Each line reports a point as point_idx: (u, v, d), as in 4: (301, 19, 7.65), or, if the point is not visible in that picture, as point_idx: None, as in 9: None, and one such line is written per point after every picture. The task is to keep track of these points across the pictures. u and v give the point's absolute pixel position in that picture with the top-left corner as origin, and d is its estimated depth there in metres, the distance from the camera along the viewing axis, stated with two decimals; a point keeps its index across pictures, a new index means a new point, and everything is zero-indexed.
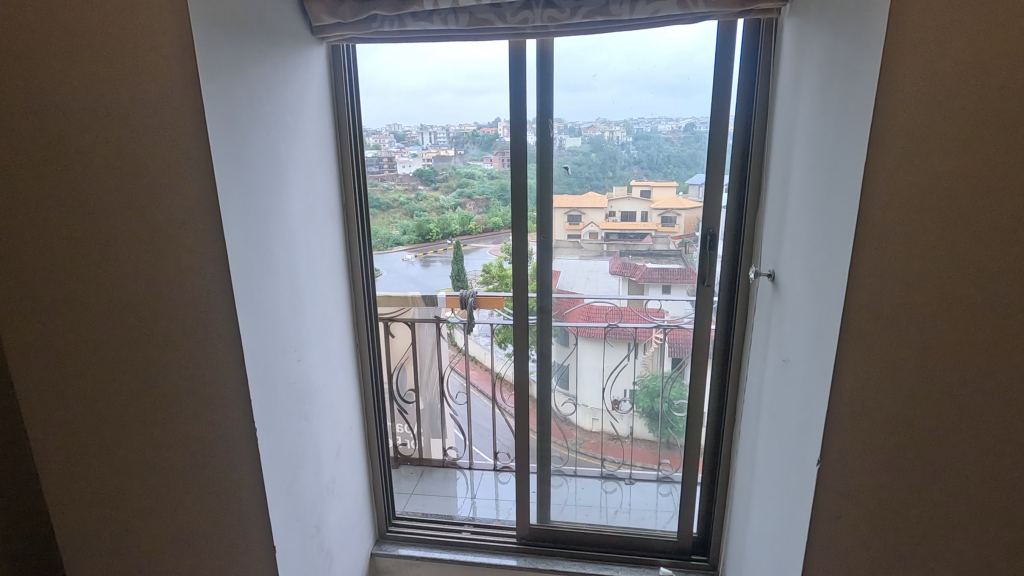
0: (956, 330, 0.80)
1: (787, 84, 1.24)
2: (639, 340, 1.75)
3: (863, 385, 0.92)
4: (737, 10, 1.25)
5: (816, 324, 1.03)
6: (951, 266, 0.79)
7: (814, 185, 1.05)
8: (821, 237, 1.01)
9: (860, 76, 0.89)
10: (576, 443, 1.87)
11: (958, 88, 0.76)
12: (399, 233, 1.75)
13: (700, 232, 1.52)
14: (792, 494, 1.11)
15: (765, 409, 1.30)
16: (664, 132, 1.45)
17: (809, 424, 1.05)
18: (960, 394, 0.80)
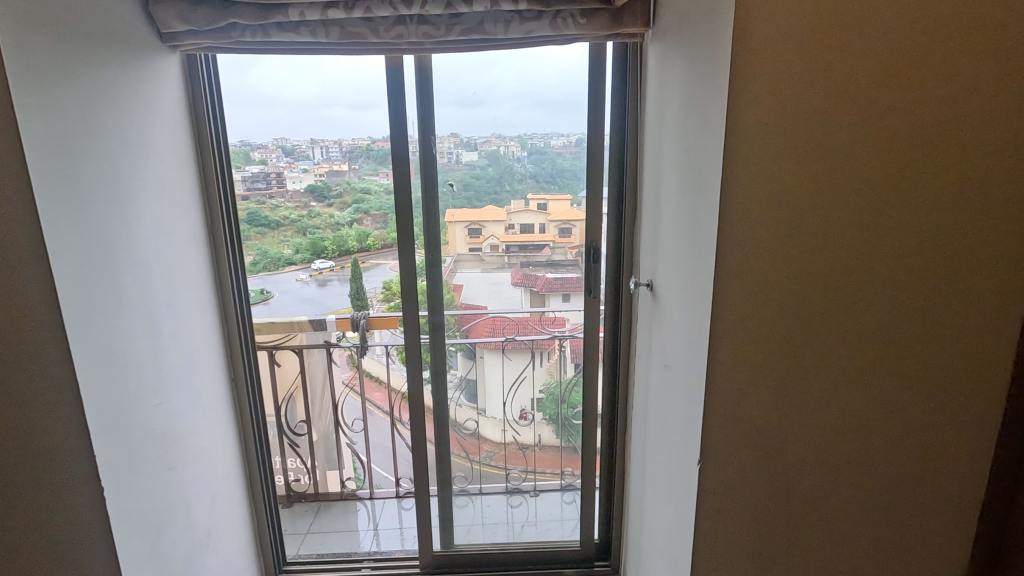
0: (839, 325, 0.87)
1: (654, 104, 1.31)
2: (544, 350, 1.78)
3: (735, 389, 0.98)
4: (605, 34, 1.31)
5: (691, 332, 1.08)
6: (794, 270, 0.89)
7: (683, 200, 1.12)
8: (690, 249, 1.07)
9: (713, 97, 0.95)
10: (490, 457, 1.90)
11: (889, 87, 0.78)
12: (291, 252, 1.63)
13: (584, 247, 1.56)
14: (680, 498, 1.15)
15: (652, 413, 1.35)
16: (556, 147, 1.50)
17: (689, 426, 1.09)
18: (817, 380, 0.90)
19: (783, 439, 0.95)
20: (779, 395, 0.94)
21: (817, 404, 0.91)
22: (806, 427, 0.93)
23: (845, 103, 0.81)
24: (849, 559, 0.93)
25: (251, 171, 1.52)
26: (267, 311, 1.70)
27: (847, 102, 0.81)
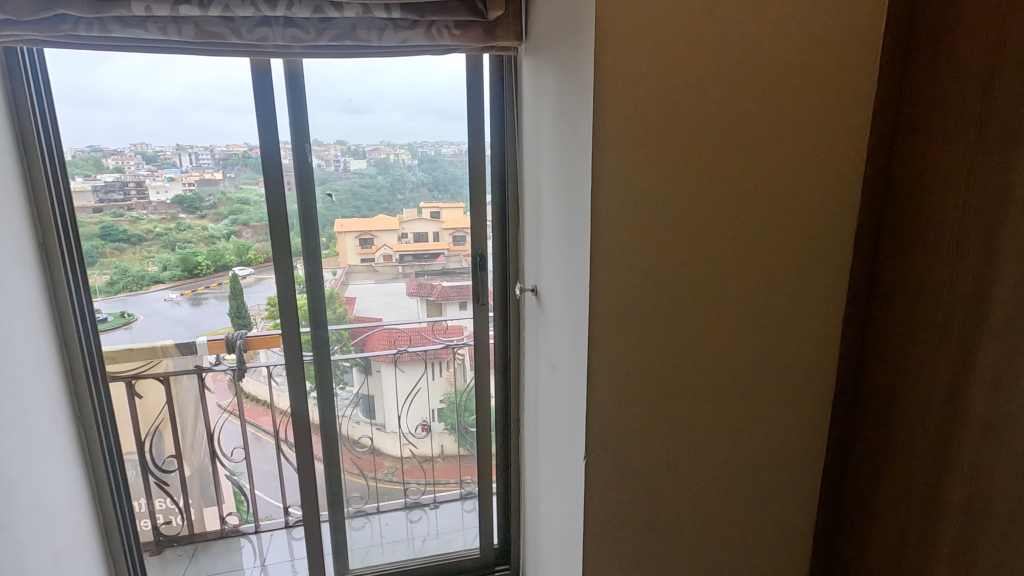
0: (678, 297, 1.03)
1: (530, 115, 1.36)
2: (446, 359, 1.71)
3: (613, 384, 1.04)
4: (480, 46, 1.33)
5: (571, 334, 1.12)
6: (644, 257, 1.00)
7: (559, 208, 1.16)
8: (567, 254, 1.12)
9: (580, 112, 0.98)
10: (391, 473, 1.81)
11: (706, 94, 0.95)
12: (158, 270, 1.47)
13: (472, 254, 1.58)
14: (569, 496, 1.19)
15: (542, 415, 1.39)
16: (447, 156, 1.50)
17: (574, 427, 1.13)
18: (666, 347, 1.05)
19: (659, 422, 1.08)
20: (663, 390, 1.07)
21: (696, 386, 1.08)
22: (675, 406, 1.08)
23: (680, 103, 0.94)
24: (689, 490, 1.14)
25: (104, 180, 1.37)
26: (129, 337, 1.53)
27: (682, 104, 0.94)
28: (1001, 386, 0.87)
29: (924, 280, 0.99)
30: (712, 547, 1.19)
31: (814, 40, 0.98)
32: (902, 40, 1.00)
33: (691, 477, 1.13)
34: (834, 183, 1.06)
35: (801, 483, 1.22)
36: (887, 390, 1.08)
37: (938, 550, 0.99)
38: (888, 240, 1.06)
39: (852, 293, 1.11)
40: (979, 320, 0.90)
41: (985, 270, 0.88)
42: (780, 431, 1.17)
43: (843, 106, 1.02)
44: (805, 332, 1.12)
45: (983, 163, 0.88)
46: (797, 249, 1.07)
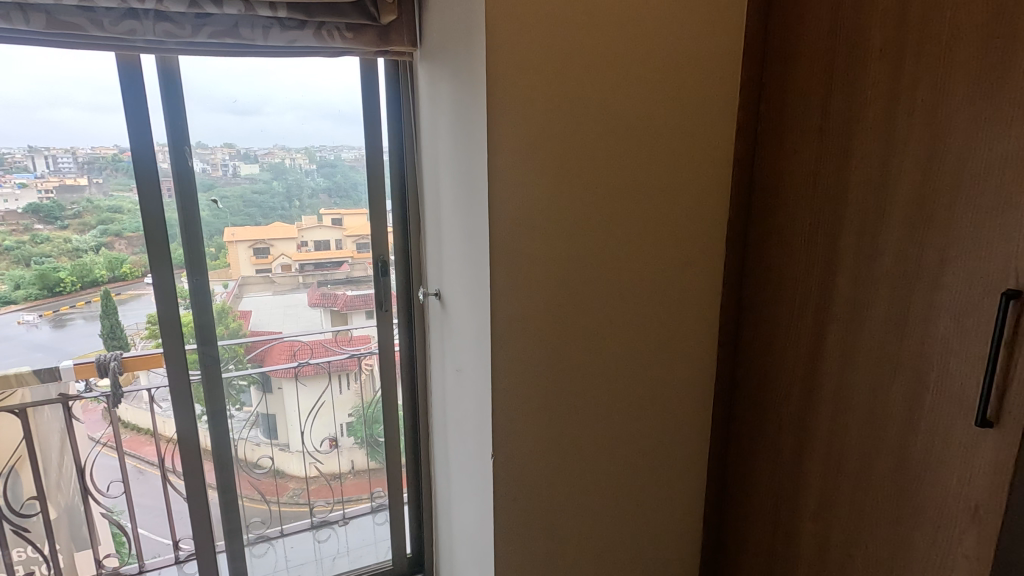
0: (573, 295, 1.09)
1: (427, 120, 1.36)
2: (355, 370, 1.64)
3: (516, 382, 1.07)
4: (373, 50, 1.32)
5: (475, 335, 1.14)
6: (540, 257, 1.04)
7: (458, 211, 1.18)
8: (468, 256, 1.14)
9: (476, 118, 1.00)
10: (297, 495, 1.71)
11: (590, 104, 1.02)
12: (9, 289, 1.30)
13: (373, 260, 1.54)
14: (479, 496, 1.21)
15: (450, 418, 1.40)
16: (348, 160, 1.46)
17: (481, 427, 1.15)
18: (564, 343, 1.10)
19: (562, 415, 1.13)
20: (563, 384, 1.12)
21: (594, 379, 1.15)
22: (576, 399, 1.14)
23: (567, 112, 1.00)
24: (590, 478, 1.20)
25: None
26: None
27: (570, 113, 1.00)
28: (846, 360, 1.01)
29: (784, 272, 1.12)
30: (615, 530, 1.26)
31: (685, 57, 1.08)
32: (756, 61, 1.13)
33: (592, 466, 1.19)
34: (707, 188, 1.17)
35: (691, 462, 1.32)
36: (758, 372, 1.21)
37: (804, 508, 1.12)
38: (753, 237, 1.19)
39: (726, 285, 1.23)
40: (826, 303, 1.04)
41: (829, 259, 1.02)
42: (672, 416, 1.26)
43: (711, 117, 1.14)
44: (687, 323, 1.23)
45: (825, 167, 1.02)
46: (678, 248, 1.17)
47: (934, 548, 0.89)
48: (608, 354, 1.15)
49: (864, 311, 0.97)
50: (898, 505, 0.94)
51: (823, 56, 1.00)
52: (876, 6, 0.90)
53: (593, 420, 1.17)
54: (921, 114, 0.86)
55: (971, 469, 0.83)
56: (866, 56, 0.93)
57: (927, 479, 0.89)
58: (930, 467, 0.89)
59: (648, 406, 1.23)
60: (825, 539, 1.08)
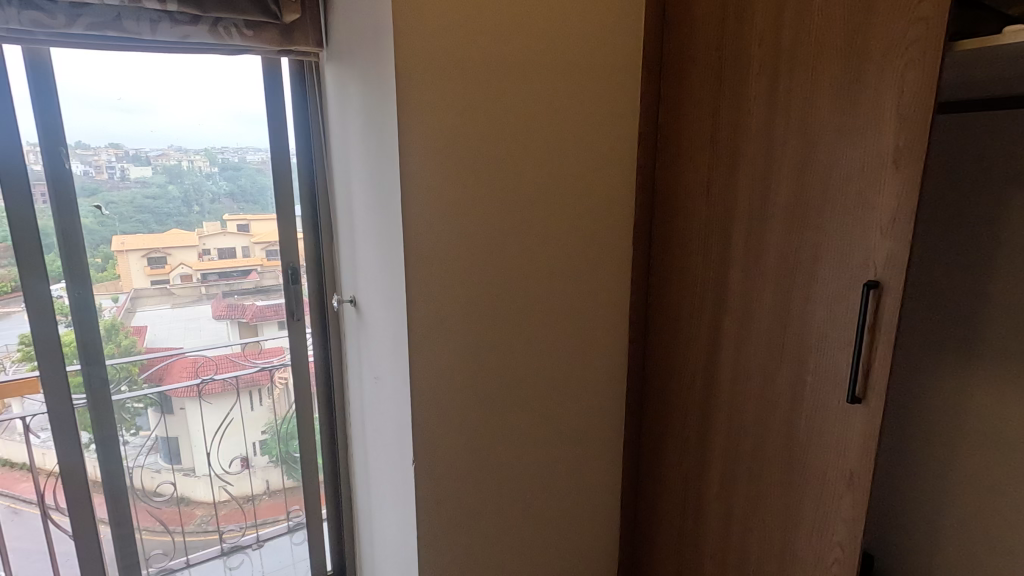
0: (489, 296, 1.10)
1: (336, 122, 1.33)
2: (269, 385, 1.55)
3: (434, 386, 1.07)
4: (276, 49, 1.27)
5: (391, 340, 1.12)
6: (455, 261, 1.05)
7: (371, 215, 1.16)
8: (382, 261, 1.12)
9: (386, 121, 1.00)
10: (204, 523, 1.59)
11: (500, 110, 1.04)
12: None
13: (283, 268, 1.47)
14: (400, 503, 1.19)
15: (369, 427, 1.37)
16: (254, 163, 1.39)
17: (401, 432, 1.13)
18: (481, 344, 1.12)
19: (482, 416, 1.15)
20: (482, 385, 1.13)
21: (513, 379, 1.17)
22: (495, 399, 1.16)
23: (476, 118, 1.02)
24: (512, 476, 1.22)
25: None
26: None
27: (479, 119, 1.02)
28: (740, 349, 1.10)
29: (685, 270, 1.20)
30: (538, 525, 1.29)
31: (589, 67, 1.13)
32: (655, 73, 1.20)
33: (513, 464, 1.21)
34: (613, 192, 1.23)
35: (608, 453, 1.38)
36: (664, 364, 1.29)
37: (708, 487, 1.21)
38: (656, 238, 1.27)
39: (634, 283, 1.30)
40: (722, 297, 1.12)
41: (722, 256, 1.11)
42: (589, 410, 1.31)
43: (616, 125, 1.20)
44: (600, 321, 1.28)
45: (717, 171, 1.10)
46: (588, 249, 1.22)
47: (818, 514, 0.99)
48: (525, 353, 1.18)
49: (753, 304, 1.06)
50: (786, 478, 1.04)
51: (711, 72, 1.09)
52: (754, 27, 1.00)
53: (512, 419, 1.19)
54: (793, 127, 0.96)
55: (845, 442, 0.93)
56: (748, 71, 1.02)
57: (810, 453, 0.99)
58: (813, 442, 0.99)
59: (565, 402, 1.27)
60: (728, 514, 1.17)
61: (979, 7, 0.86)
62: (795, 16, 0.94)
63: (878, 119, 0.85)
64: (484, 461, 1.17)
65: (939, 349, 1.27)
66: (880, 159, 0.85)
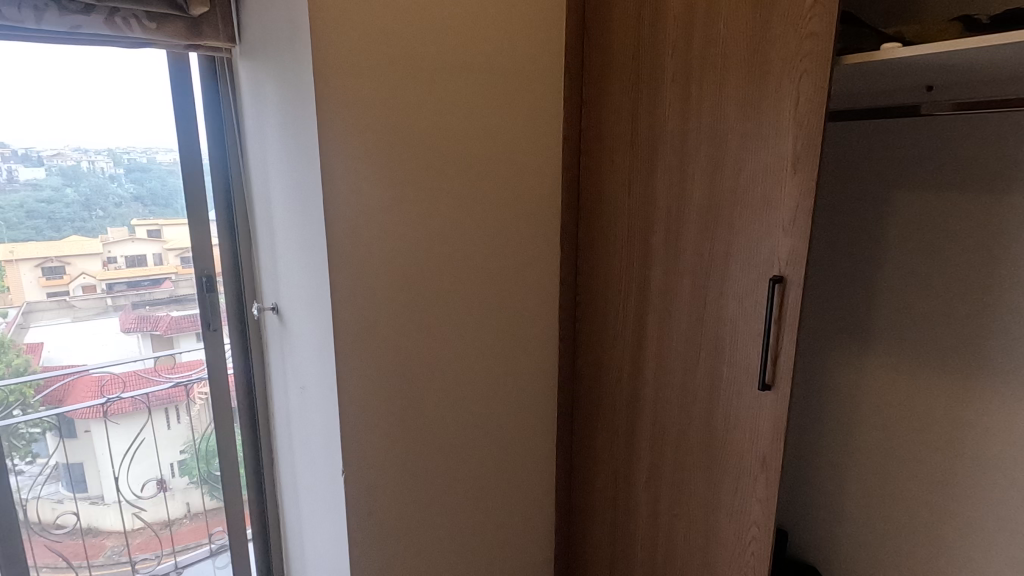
0: (417, 300, 1.09)
1: (252, 122, 1.27)
2: (186, 400, 1.45)
3: (362, 392, 1.05)
4: (183, 43, 1.19)
5: (317, 348, 1.09)
6: (381, 264, 1.04)
7: (292, 219, 1.12)
8: (304, 266, 1.08)
9: (306, 122, 0.97)
10: (115, 554, 1.47)
11: (424, 112, 1.04)
12: None
13: (196, 275, 1.37)
14: (331, 516, 1.15)
15: (295, 439, 1.32)
16: (164, 164, 1.30)
17: (329, 442, 1.10)
18: (411, 348, 1.10)
19: (413, 421, 1.13)
20: (412, 389, 1.12)
21: (445, 381, 1.17)
22: (427, 403, 1.15)
23: (399, 120, 1.01)
24: (446, 480, 1.21)
25: None
26: None
27: (403, 121, 1.01)
28: (662, 343, 1.15)
29: (610, 269, 1.24)
30: (474, 527, 1.29)
31: (514, 71, 1.15)
32: (577, 78, 1.24)
33: (447, 469, 1.21)
34: (541, 194, 1.25)
35: (543, 451, 1.40)
36: (593, 361, 1.32)
37: (637, 478, 1.25)
38: (583, 238, 1.30)
39: (563, 283, 1.33)
40: (645, 295, 1.17)
41: (644, 255, 1.16)
42: (522, 410, 1.33)
43: (542, 129, 1.22)
44: (532, 320, 1.30)
45: (637, 173, 1.15)
46: (518, 250, 1.24)
47: (736, 496, 1.05)
48: (456, 356, 1.17)
49: (674, 300, 1.12)
50: (707, 464, 1.10)
51: (629, 78, 1.14)
52: (668, 37, 1.06)
53: (445, 422, 1.18)
54: (705, 132, 1.02)
55: (757, 426, 1.00)
56: (663, 79, 1.08)
57: (727, 439, 1.06)
58: (730, 428, 1.05)
59: (499, 403, 1.28)
60: (656, 503, 1.22)
61: (861, 25, 0.95)
62: (703, 28, 1.00)
63: (777, 126, 0.91)
64: (416, 466, 1.16)
65: (839, 337, 1.38)
66: (779, 162, 0.92)
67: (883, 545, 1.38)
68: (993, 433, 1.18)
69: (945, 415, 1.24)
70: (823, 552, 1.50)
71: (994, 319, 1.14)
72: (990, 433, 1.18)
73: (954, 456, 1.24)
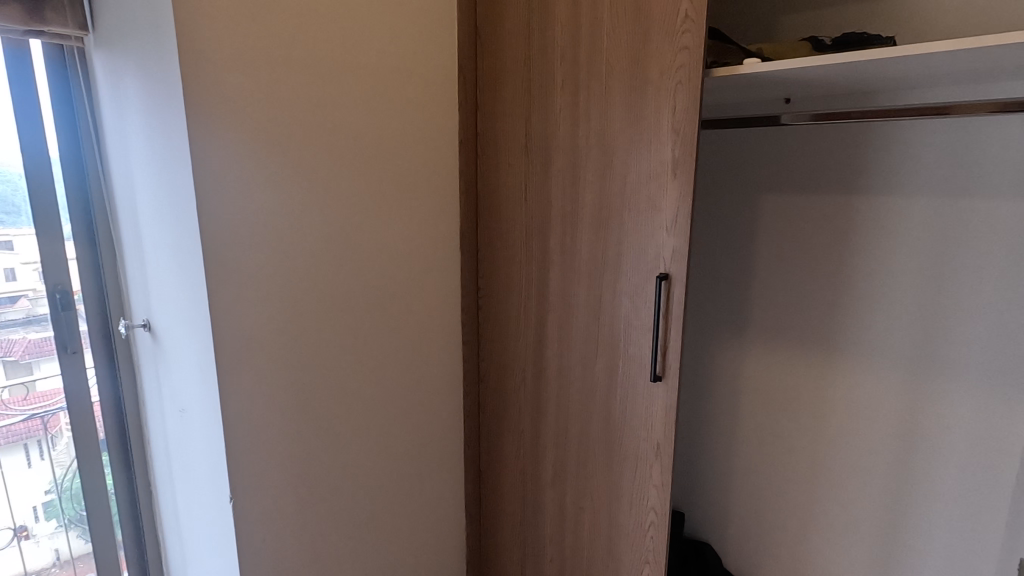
0: (309, 309, 1.04)
1: (111, 118, 1.14)
2: (49, 433, 1.25)
3: (249, 410, 0.98)
4: (23, 28, 1.05)
5: (197, 366, 0.99)
6: (267, 272, 0.97)
7: (163, 225, 1.01)
8: (179, 276, 0.99)
9: (174, 120, 0.88)
10: None
11: (309, 112, 0.99)
12: None
13: (48, 294, 1.20)
14: (220, 546, 1.06)
15: (176, 467, 1.20)
16: (9, 166, 1.13)
17: (215, 467, 1.01)
18: (303, 360, 1.05)
19: (309, 436, 1.08)
20: (306, 403, 1.06)
21: (343, 393, 1.12)
22: (324, 417, 1.10)
23: (282, 120, 0.95)
24: (347, 495, 1.16)
25: None
26: None
27: (286, 121, 0.96)
28: (563, 342, 1.18)
29: (510, 271, 1.25)
30: (380, 540, 1.25)
31: (407, 72, 1.13)
32: (472, 82, 1.24)
33: (348, 483, 1.16)
34: (439, 196, 1.24)
35: (451, 457, 1.38)
36: (497, 363, 1.33)
37: (543, 475, 1.28)
38: (482, 242, 1.30)
39: (465, 286, 1.32)
40: (545, 295, 1.20)
41: (543, 256, 1.18)
42: (429, 416, 1.31)
43: (438, 132, 1.21)
44: (434, 325, 1.28)
45: (533, 176, 1.17)
46: (417, 254, 1.22)
47: (635, 484, 1.10)
48: (353, 366, 1.13)
49: (572, 299, 1.15)
50: (608, 455, 1.14)
51: (522, 83, 1.15)
52: (556, 44, 1.09)
53: (344, 435, 1.14)
54: (595, 137, 1.06)
55: (651, 414, 1.06)
56: (553, 85, 1.11)
57: (625, 430, 1.10)
58: (627, 419, 1.10)
59: (402, 412, 1.25)
60: (562, 498, 1.25)
61: (727, 39, 1.03)
62: (589, 37, 1.04)
63: (658, 132, 0.97)
64: (315, 484, 1.10)
65: (720, 328, 1.50)
66: (660, 165, 0.97)
67: (763, 517, 1.52)
68: (847, 407, 1.34)
69: (811, 394, 1.38)
70: (715, 527, 1.61)
71: (845, 304, 1.29)
72: (846, 406, 1.34)
73: (818, 428, 1.38)
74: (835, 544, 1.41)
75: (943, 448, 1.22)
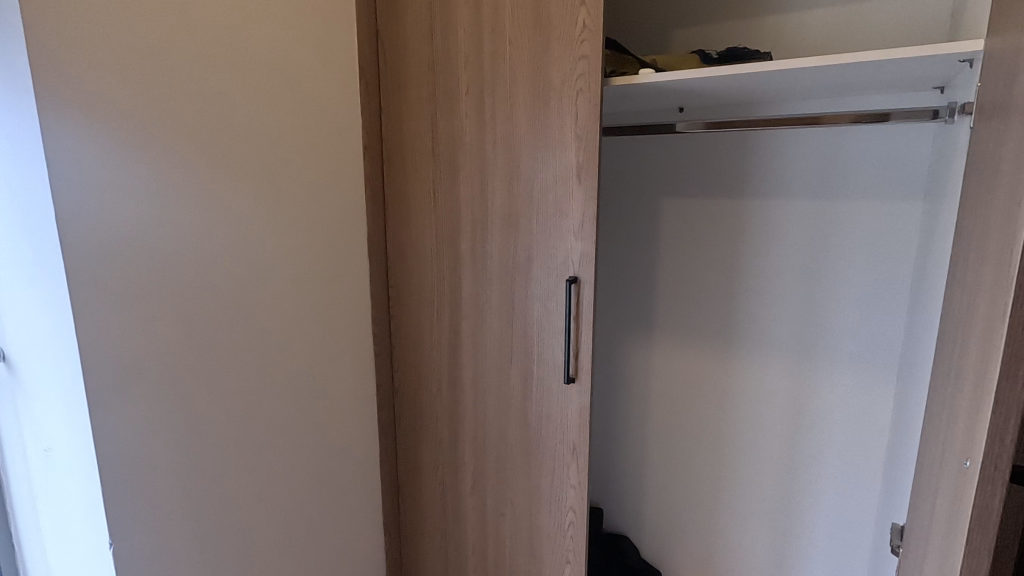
0: (198, 328, 0.96)
1: None
2: None
3: (131, 442, 0.89)
4: None
5: (63, 398, 0.88)
6: (148, 289, 0.88)
7: (13, 241, 0.89)
8: (37, 298, 0.87)
9: (23, 121, 0.78)
10: None
11: (191, 115, 0.91)
12: None
13: None
14: None
15: (42, 514, 1.05)
16: None
17: (90, 510, 0.90)
18: (194, 383, 0.96)
19: (203, 464, 0.99)
20: (200, 429, 0.98)
21: (241, 414, 1.04)
22: (220, 443, 1.01)
23: (158, 123, 0.87)
24: (251, 524, 1.08)
25: None
26: None
27: (164, 125, 0.88)
28: (476, 348, 1.17)
29: (421, 278, 1.22)
30: (289, 568, 1.18)
31: (301, 74, 1.08)
32: (374, 84, 1.20)
33: (251, 511, 1.08)
34: (343, 203, 1.19)
35: (366, 473, 1.33)
36: (410, 373, 1.29)
37: (462, 484, 1.26)
38: (391, 249, 1.26)
39: (374, 295, 1.27)
40: (457, 302, 1.18)
41: (454, 262, 1.17)
42: (339, 432, 1.25)
43: (339, 136, 1.16)
44: (343, 337, 1.23)
45: (440, 181, 1.15)
46: (321, 264, 1.16)
47: (552, 485, 1.11)
48: (253, 385, 1.06)
49: (484, 305, 1.14)
50: (526, 460, 1.15)
51: (426, 87, 1.13)
52: (459, 49, 1.08)
53: (244, 460, 1.06)
54: (500, 142, 1.06)
55: (565, 415, 1.07)
56: (457, 90, 1.09)
57: (541, 433, 1.11)
58: (542, 422, 1.11)
59: (310, 430, 1.18)
60: (482, 505, 1.24)
61: (624, 50, 1.07)
62: (491, 43, 1.04)
63: (561, 139, 0.99)
64: (212, 516, 1.01)
65: (629, 327, 1.55)
66: (564, 171, 0.99)
67: (674, 504, 1.59)
68: (744, 395, 1.43)
69: (712, 385, 1.47)
70: (631, 518, 1.67)
71: (739, 299, 1.39)
72: (743, 394, 1.43)
73: (720, 417, 1.47)
74: (738, 523, 1.51)
75: (825, 427, 1.34)
